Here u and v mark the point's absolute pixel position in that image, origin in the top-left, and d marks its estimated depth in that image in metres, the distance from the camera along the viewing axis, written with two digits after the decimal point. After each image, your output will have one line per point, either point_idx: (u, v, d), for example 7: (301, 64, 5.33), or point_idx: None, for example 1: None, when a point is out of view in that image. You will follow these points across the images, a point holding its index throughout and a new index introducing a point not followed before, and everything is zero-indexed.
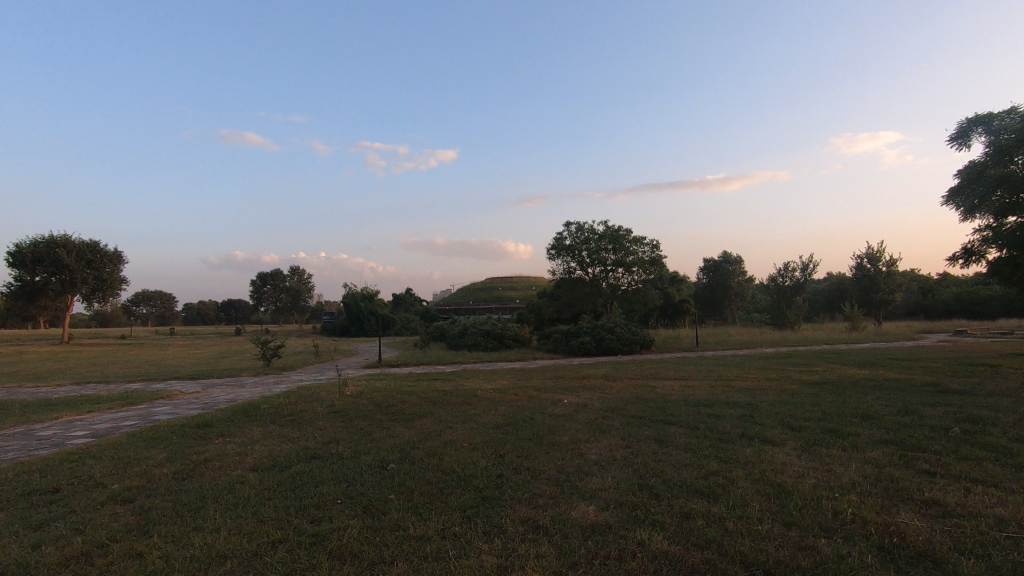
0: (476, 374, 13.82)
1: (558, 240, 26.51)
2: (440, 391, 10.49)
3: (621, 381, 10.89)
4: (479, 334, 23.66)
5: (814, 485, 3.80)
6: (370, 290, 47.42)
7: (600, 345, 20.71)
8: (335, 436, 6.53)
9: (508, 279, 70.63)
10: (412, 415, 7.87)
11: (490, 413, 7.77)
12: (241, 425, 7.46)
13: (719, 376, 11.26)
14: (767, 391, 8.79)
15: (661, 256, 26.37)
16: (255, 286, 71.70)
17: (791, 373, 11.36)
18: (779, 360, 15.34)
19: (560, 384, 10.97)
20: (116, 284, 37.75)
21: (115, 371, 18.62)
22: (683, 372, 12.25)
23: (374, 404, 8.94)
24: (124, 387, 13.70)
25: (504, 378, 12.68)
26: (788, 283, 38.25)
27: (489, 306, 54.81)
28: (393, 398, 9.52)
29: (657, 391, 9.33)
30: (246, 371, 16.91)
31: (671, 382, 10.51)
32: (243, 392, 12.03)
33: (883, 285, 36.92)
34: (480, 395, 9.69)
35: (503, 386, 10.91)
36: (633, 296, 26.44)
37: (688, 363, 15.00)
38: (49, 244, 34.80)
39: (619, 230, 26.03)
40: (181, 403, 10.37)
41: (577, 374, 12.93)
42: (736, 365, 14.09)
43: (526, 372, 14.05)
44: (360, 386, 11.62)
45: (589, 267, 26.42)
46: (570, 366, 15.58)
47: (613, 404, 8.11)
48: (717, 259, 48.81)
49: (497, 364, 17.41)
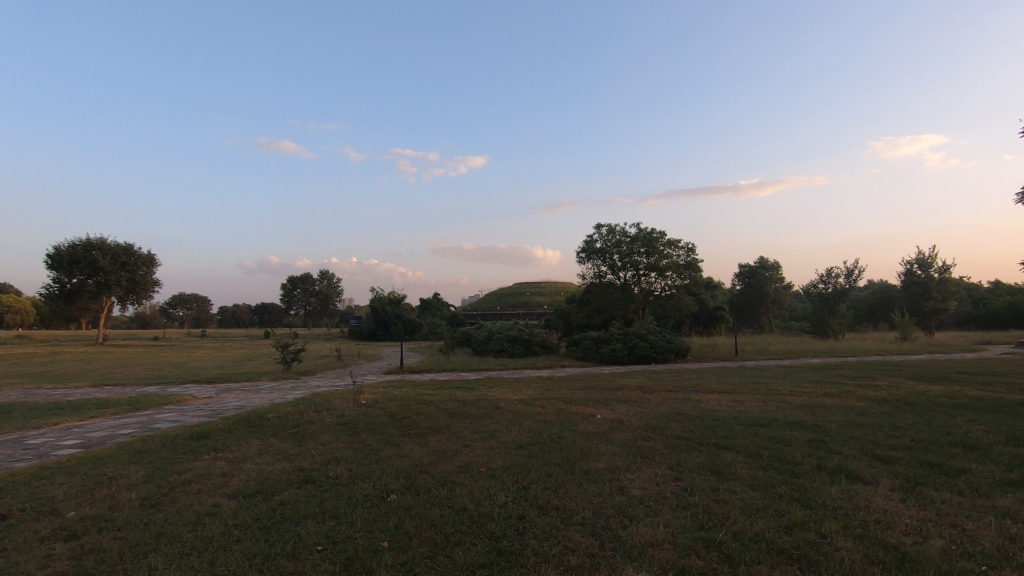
0: (501, 383, 12.99)
1: (588, 243, 25.56)
2: (460, 402, 9.69)
3: (658, 394, 9.89)
4: (506, 339, 22.83)
5: (944, 551, 2.83)
6: (397, 294, 47.16)
7: (633, 352, 19.65)
8: (336, 455, 5.76)
9: (536, 284, 69.79)
10: (427, 430, 7.06)
11: (514, 429, 6.91)
12: (239, 438, 6.76)
13: (770, 390, 10.16)
14: (831, 409, 7.71)
15: (697, 260, 25.16)
16: (286, 290, 72.65)
17: (851, 388, 10.18)
18: (831, 373, 14.07)
19: (591, 396, 10.03)
20: (149, 286, 38.27)
21: (137, 374, 18.40)
22: (726, 385, 11.17)
23: (387, 416, 8.17)
24: (139, 391, 13.32)
25: (531, 388, 11.80)
26: (831, 290, 36.34)
27: (516, 311, 54.00)
28: (409, 409, 8.76)
29: (702, 406, 8.32)
30: (265, 376, 16.45)
31: (716, 395, 9.47)
32: (255, 398, 11.45)
33: (935, 292, 34.71)
34: (504, 406, 8.85)
35: (529, 397, 10.04)
36: (667, 302, 25.25)
37: (730, 375, 13.86)
38: (85, 246, 35.54)
39: (652, 233, 24.97)
40: (187, 410, 9.80)
41: (610, 384, 11.96)
42: (784, 377, 12.91)
43: (555, 381, 13.15)
44: (376, 394, 10.91)
45: (621, 271, 25.36)
46: (601, 375, 14.59)
47: (653, 421, 7.16)
48: (753, 264, 46.98)
49: (524, 372, 16.55)
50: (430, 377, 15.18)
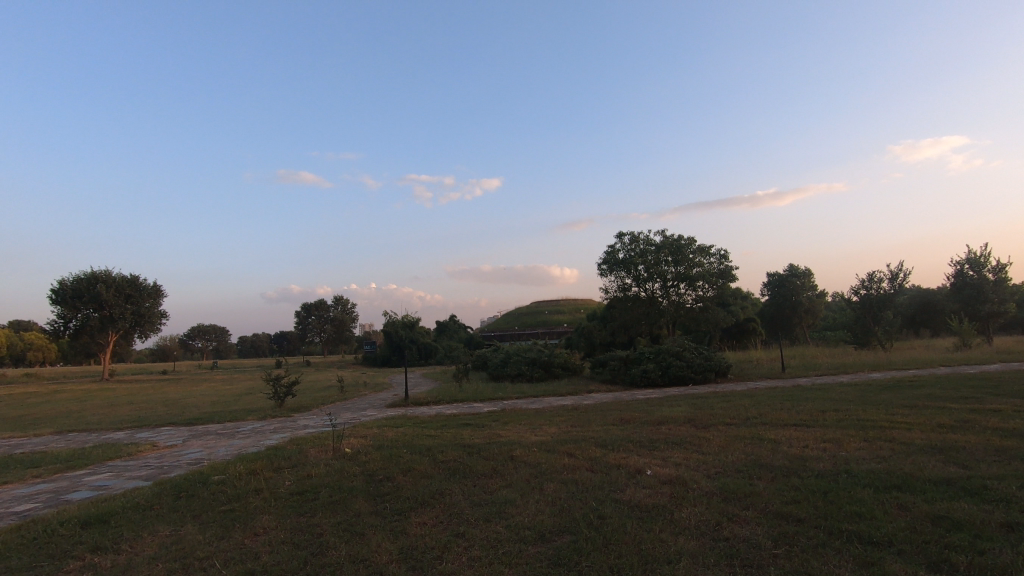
0: (516, 418, 10.93)
1: (610, 253, 23.54)
2: (464, 448, 7.70)
3: (715, 430, 7.75)
4: (524, 363, 20.80)
5: None
6: (411, 317, 45.52)
7: (667, 373, 17.44)
8: (263, 560, 3.80)
9: (554, 302, 67.70)
10: (410, 503, 5.06)
11: (533, 500, 4.88)
12: (150, 523, 4.84)
13: (859, 419, 7.98)
14: (974, 455, 5.50)
15: (732, 268, 22.89)
16: (301, 317, 71.64)
17: (965, 415, 7.91)
18: (915, 392, 11.69)
19: (631, 435, 7.94)
20: (155, 320, 37.12)
21: (118, 415, 16.71)
22: (795, 413, 8.97)
23: (366, 476, 6.19)
24: (101, 439, 11.54)
25: (554, 423, 9.74)
26: (874, 295, 33.55)
27: (535, 331, 51.81)
28: (395, 463, 6.77)
29: (784, 451, 6.20)
30: (252, 414, 14.60)
31: (792, 431, 7.35)
32: (222, 447, 9.56)
33: (991, 295, 31.84)
34: (520, 456, 6.79)
35: (552, 440, 7.97)
36: (700, 315, 22.99)
37: (791, 398, 11.60)
38: (89, 279, 34.56)
39: (679, 240, 22.87)
40: (129, 467, 7.94)
41: (649, 417, 9.79)
42: (863, 399, 10.60)
43: (581, 413, 11.05)
44: (365, 439, 8.95)
45: (647, 283, 23.21)
46: (635, 403, 12.43)
47: (730, 480, 5.07)
48: (784, 273, 44.29)
49: (544, 401, 14.44)
50: (436, 411, 13.16)
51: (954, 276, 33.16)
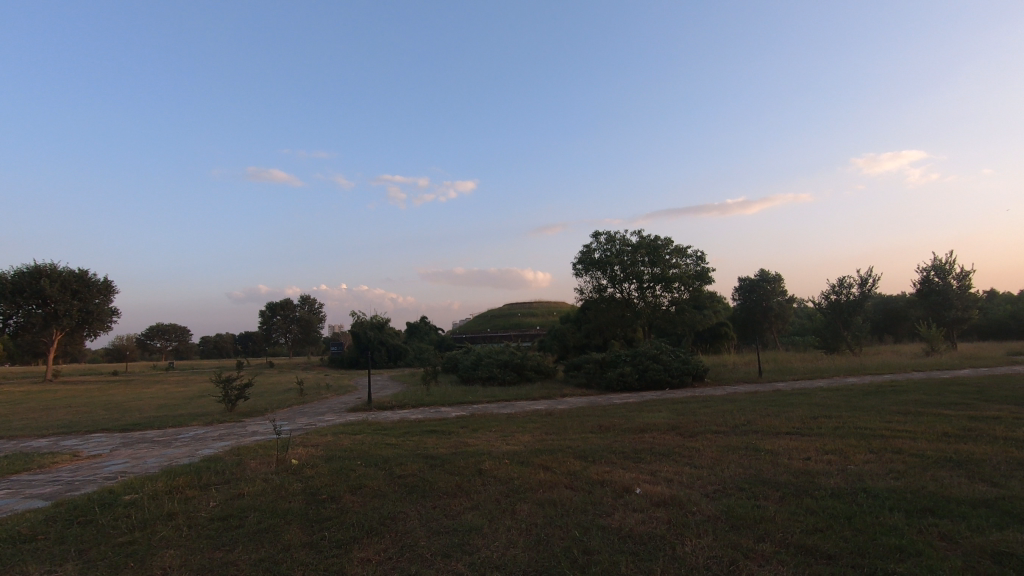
0: (486, 424, 10.11)
1: (585, 253, 22.92)
2: (427, 460, 6.85)
3: (704, 439, 7.07)
4: (495, 365, 19.96)
5: None
6: (380, 318, 44.26)
7: (644, 377, 16.85)
8: None
9: (527, 304, 67.04)
10: (355, 532, 4.18)
11: (503, 528, 4.07)
12: (20, 561, 3.85)
13: (856, 427, 7.43)
14: (998, 469, 4.92)
15: (709, 270, 22.51)
16: (265, 317, 69.29)
17: (965, 423, 7.43)
18: (900, 397, 11.30)
19: (612, 445, 7.22)
20: (105, 317, 34.96)
21: (49, 420, 15.23)
22: (786, 420, 8.39)
23: (308, 496, 5.27)
24: (17, 447, 10.23)
25: (527, 431, 8.95)
26: (844, 301, 33.86)
27: (508, 334, 51.03)
28: (345, 478, 5.88)
29: (787, 465, 5.53)
30: (198, 419, 13.38)
31: (788, 440, 6.72)
32: (152, 457, 8.44)
33: (956, 301, 32.42)
34: (489, 469, 5.97)
35: (526, 450, 7.18)
36: (676, 317, 22.54)
37: (775, 403, 11.08)
38: (32, 273, 32.32)
39: (656, 240, 22.41)
40: (32, 483, 6.81)
41: (629, 424, 9.08)
42: (850, 405, 10.14)
43: (557, 419, 10.29)
44: (316, 449, 7.99)
45: (622, 284, 22.66)
46: (613, 408, 11.75)
47: (734, 502, 4.34)
48: (755, 277, 44.57)
49: (517, 406, 13.64)
50: (401, 417, 12.23)
51: (920, 283, 33.64)
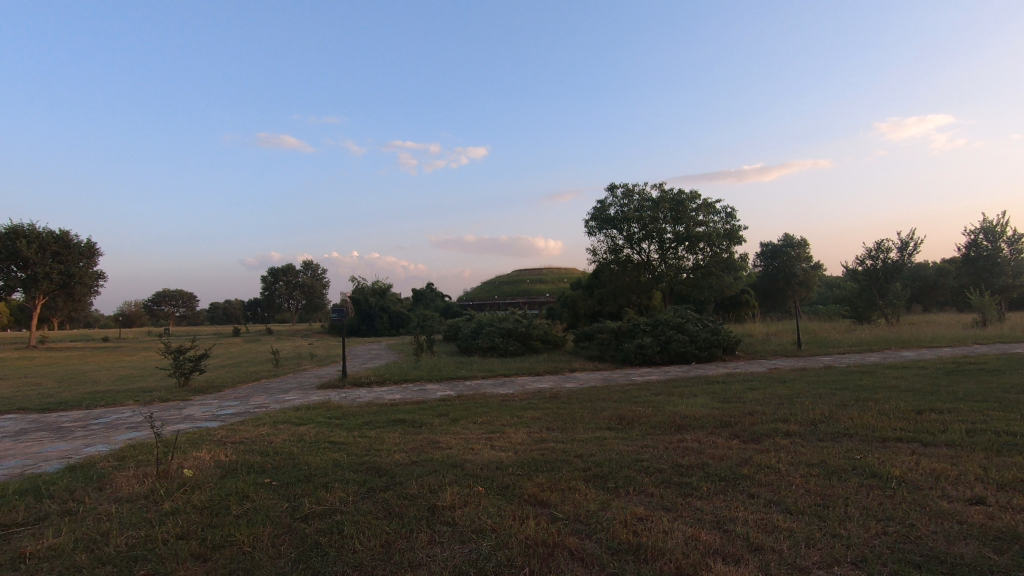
0: (473, 411, 7.90)
1: (599, 209, 20.39)
2: (368, 479, 4.61)
3: (782, 451, 4.76)
4: (497, 334, 17.74)
5: None
6: (381, 284, 42.24)
7: (666, 350, 14.54)
8: None
9: (537, 271, 64.63)
10: None
11: None
12: None
13: (1001, 431, 5.10)
14: None
15: (739, 228, 19.87)
16: (267, 283, 67.63)
17: None
18: (999, 380, 8.90)
19: (642, 455, 4.96)
20: (89, 281, 33.20)
21: None
22: (881, 416, 6.06)
23: (120, 567, 3.02)
24: None
25: (521, 425, 6.70)
26: (882, 266, 30.99)
27: (515, 301, 48.81)
28: (216, 522, 3.63)
29: (958, 518, 3.21)
30: (139, 397, 11.33)
31: (915, 457, 4.41)
32: (15, 458, 6.24)
33: (1006, 268, 29.48)
34: (450, 507, 3.71)
35: (518, 463, 4.93)
36: (702, 282, 20.03)
37: (840, 387, 8.74)
38: (9, 233, 30.32)
39: (681, 194, 19.76)
40: None
41: (661, 416, 6.81)
42: (944, 391, 7.77)
43: (562, 405, 8.03)
44: (227, 454, 5.76)
45: (641, 244, 20.14)
46: (634, 390, 9.47)
47: None
48: (778, 242, 41.67)
49: (517, 383, 11.46)
50: (374, 398, 10.05)
51: (966, 247, 30.65)
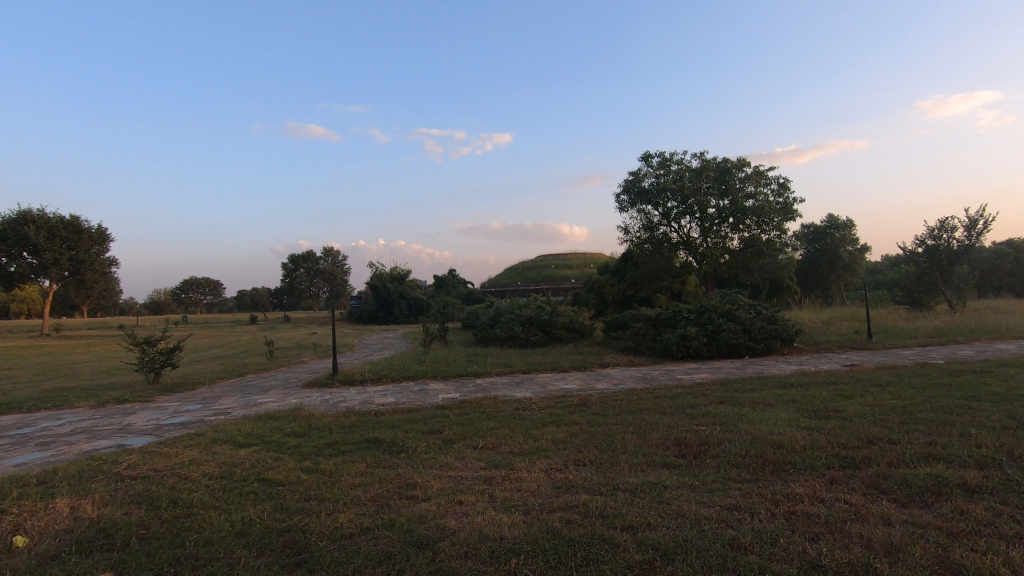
0: (475, 426, 5.92)
1: (632, 181, 18.13)
2: None
3: (1000, 544, 2.65)
4: (517, 322, 15.75)
5: None
6: (400, 270, 40.56)
7: (715, 342, 12.36)
8: None
9: (562, 255, 62.28)
10: None
11: None
12: None
13: None
14: None
15: (794, 201, 17.41)
16: (288, 270, 67.00)
17: None
18: None
19: (739, 536, 2.91)
20: (100, 268, 32.39)
21: None
22: None
23: None
24: None
25: (538, 456, 4.68)
26: (945, 248, 27.42)
27: (539, 287, 46.65)
28: None
29: None
30: (94, 396, 9.70)
31: None
32: None
33: None
34: None
35: (529, 546, 2.93)
36: (751, 262, 17.72)
37: (968, 397, 6.49)
38: (16, 218, 29.46)
39: (726, 162, 17.38)
40: None
41: (742, 443, 4.71)
42: None
43: (595, 420, 5.99)
44: (101, 504, 3.89)
45: (680, 221, 17.85)
46: (685, 396, 7.35)
47: None
48: (821, 223, 38.48)
49: (537, 382, 9.47)
50: (358, 402, 8.16)
51: None
